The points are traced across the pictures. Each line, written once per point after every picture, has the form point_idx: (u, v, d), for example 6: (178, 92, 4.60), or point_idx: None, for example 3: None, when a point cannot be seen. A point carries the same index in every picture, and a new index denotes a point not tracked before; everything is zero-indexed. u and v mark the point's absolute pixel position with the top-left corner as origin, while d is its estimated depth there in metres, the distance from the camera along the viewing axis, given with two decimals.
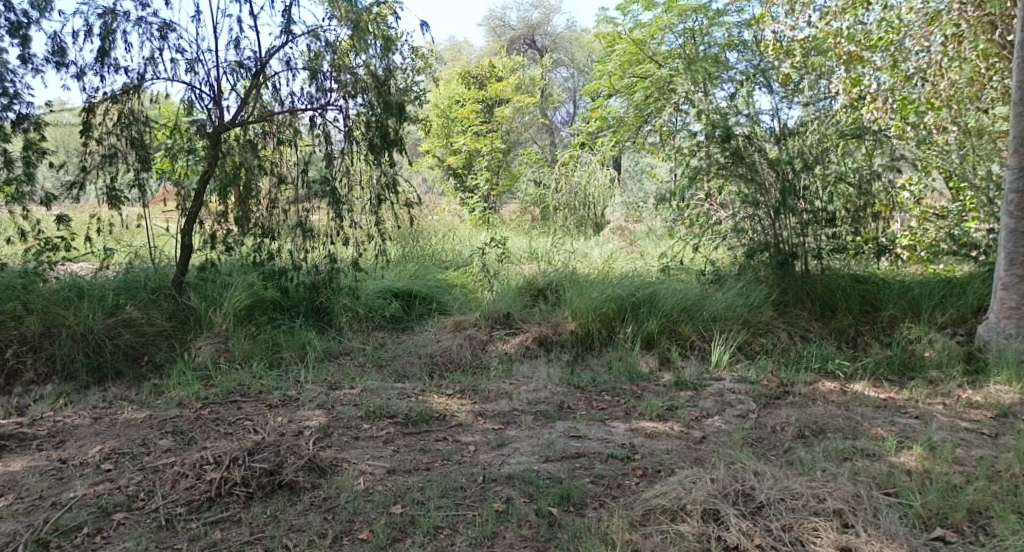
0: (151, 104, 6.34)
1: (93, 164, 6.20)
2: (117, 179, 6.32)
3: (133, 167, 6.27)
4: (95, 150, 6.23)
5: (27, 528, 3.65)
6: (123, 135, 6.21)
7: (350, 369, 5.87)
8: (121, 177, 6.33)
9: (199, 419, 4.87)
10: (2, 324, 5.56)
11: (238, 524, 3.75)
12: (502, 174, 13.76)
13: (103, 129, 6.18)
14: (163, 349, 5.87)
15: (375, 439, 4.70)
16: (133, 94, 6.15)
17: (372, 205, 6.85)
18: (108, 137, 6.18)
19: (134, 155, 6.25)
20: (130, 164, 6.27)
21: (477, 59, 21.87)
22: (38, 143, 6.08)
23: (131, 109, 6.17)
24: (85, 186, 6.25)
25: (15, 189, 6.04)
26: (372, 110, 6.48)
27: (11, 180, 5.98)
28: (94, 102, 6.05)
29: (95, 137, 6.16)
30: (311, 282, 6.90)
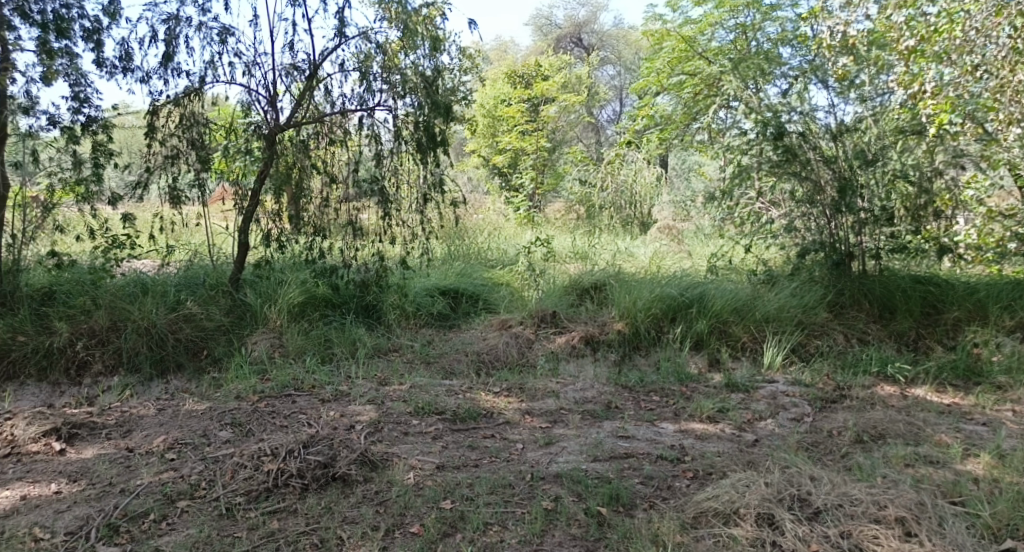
0: (210, 105, 6.56)
1: (157, 164, 6.46)
2: (178, 179, 6.57)
3: (194, 167, 6.49)
4: (159, 152, 6.46)
5: (98, 513, 3.78)
6: (184, 137, 6.43)
7: (398, 366, 6.01)
8: (183, 177, 6.58)
9: (255, 412, 5.00)
10: (74, 319, 5.87)
11: (294, 515, 3.86)
12: (548, 173, 13.72)
13: (166, 130, 6.42)
14: (221, 343, 6.05)
15: (424, 435, 4.78)
16: (194, 97, 6.36)
17: (419, 204, 6.96)
18: (170, 138, 6.41)
19: (194, 156, 6.47)
20: (191, 164, 6.49)
21: (521, 58, 22.02)
22: (104, 145, 6.34)
23: (193, 112, 6.40)
24: (148, 186, 6.49)
25: (84, 189, 6.34)
26: (419, 110, 6.57)
27: (81, 180, 6.27)
28: (158, 105, 6.29)
29: (158, 138, 6.41)
30: (360, 280, 7.08)
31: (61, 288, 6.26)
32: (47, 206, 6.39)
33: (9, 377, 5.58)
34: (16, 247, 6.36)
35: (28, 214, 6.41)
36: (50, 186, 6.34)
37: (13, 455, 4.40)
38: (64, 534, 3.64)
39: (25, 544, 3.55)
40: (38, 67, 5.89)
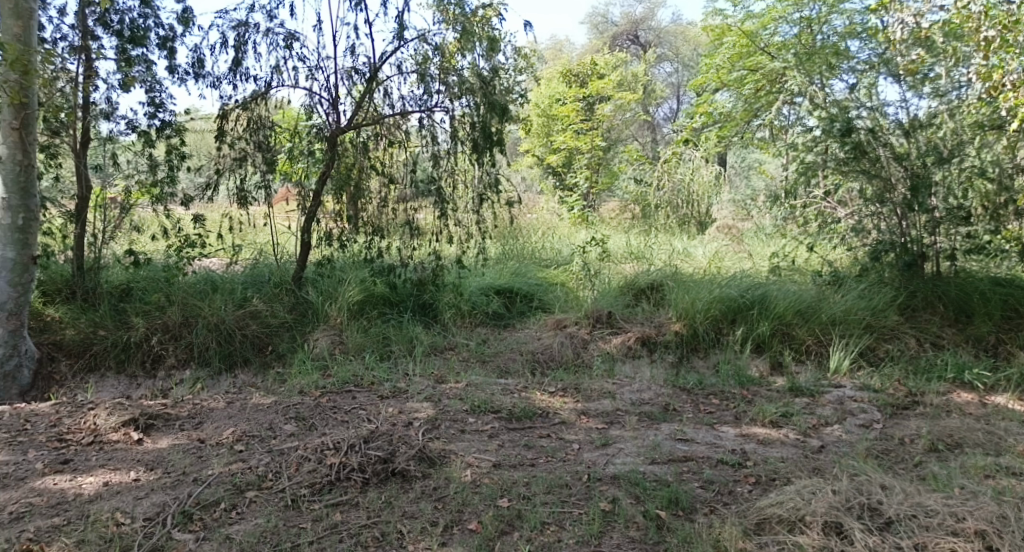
0: (274, 109, 6.76)
1: (226, 166, 6.71)
2: (245, 182, 6.80)
3: (259, 169, 6.74)
4: (227, 154, 6.72)
5: (173, 500, 3.90)
6: (251, 140, 6.68)
7: (454, 364, 6.09)
8: (250, 179, 6.82)
9: (318, 406, 5.11)
10: (150, 314, 6.22)
11: (356, 508, 3.94)
12: (603, 171, 13.25)
13: (234, 133, 6.67)
14: (285, 339, 6.27)
15: (481, 433, 4.82)
16: (260, 101, 6.59)
17: (474, 203, 7.04)
18: (239, 141, 6.66)
19: (261, 158, 6.74)
20: (258, 166, 6.75)
21: (577, 56, 21.99)
22: (177, 148, 6.85)
23: (258, 116, 6.64)
24: (217, 187, 6.79)
25: (158, 191, 6.78)
26: (476, 111, 6.66)
27: (156, 182, 6.73)
28: (227, 109, 6.56)
29: (228, 141, 6.66)
30: (417, 278, 7.19)
31: (137, 286, 6.69)
32: (125, 205, 6.85)
33: (90, 369, 5.95)
34: (97, 247, 6.85)
35: (108, 214, 6.91)
36: (127, 187, 6.82)
37: (96, 443, 4.53)
38: (143, 520, 3.75)
39: (108, 528, 3.66)
40: (117, 74, 6.30)
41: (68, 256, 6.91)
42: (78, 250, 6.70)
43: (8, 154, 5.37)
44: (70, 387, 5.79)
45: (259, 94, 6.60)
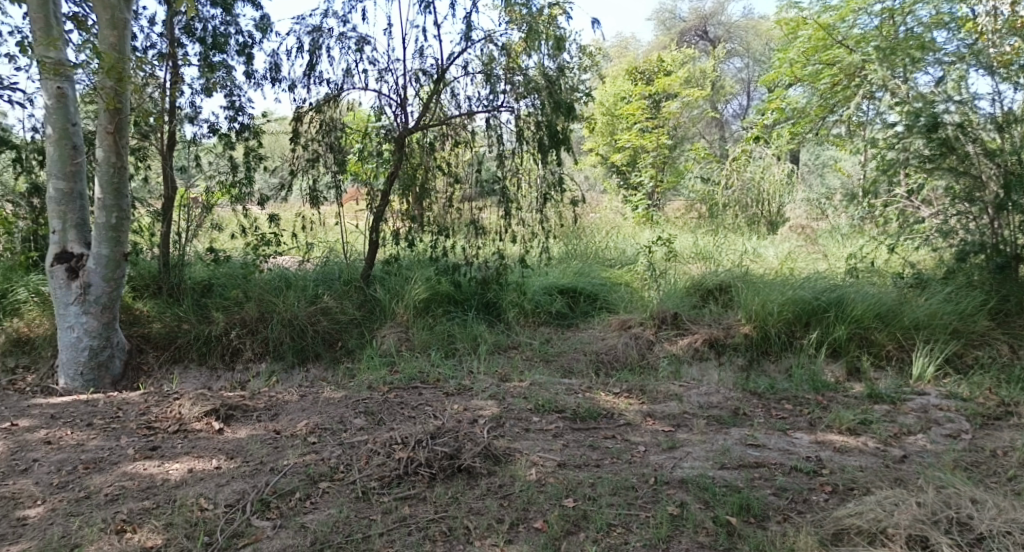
0: (344, 111, 6.92)
1: (300, 168, 7.00)
2: (317, 182, 7.07)
3: (331, 170, 7.00)
4: (301, 155, 7.00)
5: (252, 488, 4.01)
6: (323, 141, 6.93)
7: (518, 363, 6.10)
8: (321, 179, 7.08)
9: (386, 402, 5.19)
10: (230, 310, 6.51)
11: (424, 502, 3.98)
12: (668, 170, 12.87)
13: (308, 135, 6.94)
14: (354, 335, 6.50)
15: (545, 432, 4.80)
16: (331, 103, 6.78)
17: (538, 202, 7.04)
18: (312, 143, 6.94)
19: (332, 159, 6.97)
20: (330, 167, 7.00)
21: (643, 53, 21.72)
22: (255, 150, 7.18)
23: (331, 118, 6.86)
24: (291, 188, 7.10)
25: (237, 191, 7.16)
26: (541, 110, 6.67)
27: (234, 183, 7.10)
28: (302, 112, 6.81)
29: (301, 143, 6.95)
30: (481, 277, 7.23)
31: (218, 282, 6.98)
32: (207, 205, 7.21)
33: (174, 361, 6.28)
34: (181, 244, 7.16)
35: (191, 214, 7.21)
36: (209, 188, 7.17)
37: (181, 432, 4.69)
38: (225, 506, 3.86)
39: (193, 513, 3.77)
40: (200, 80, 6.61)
41: (155, 253, 7.32)
42: (165, 247, 6.96)
43: (104, 157, 5.58)
44: (157, 378, 6.11)
45: (331, 97, 6.79)
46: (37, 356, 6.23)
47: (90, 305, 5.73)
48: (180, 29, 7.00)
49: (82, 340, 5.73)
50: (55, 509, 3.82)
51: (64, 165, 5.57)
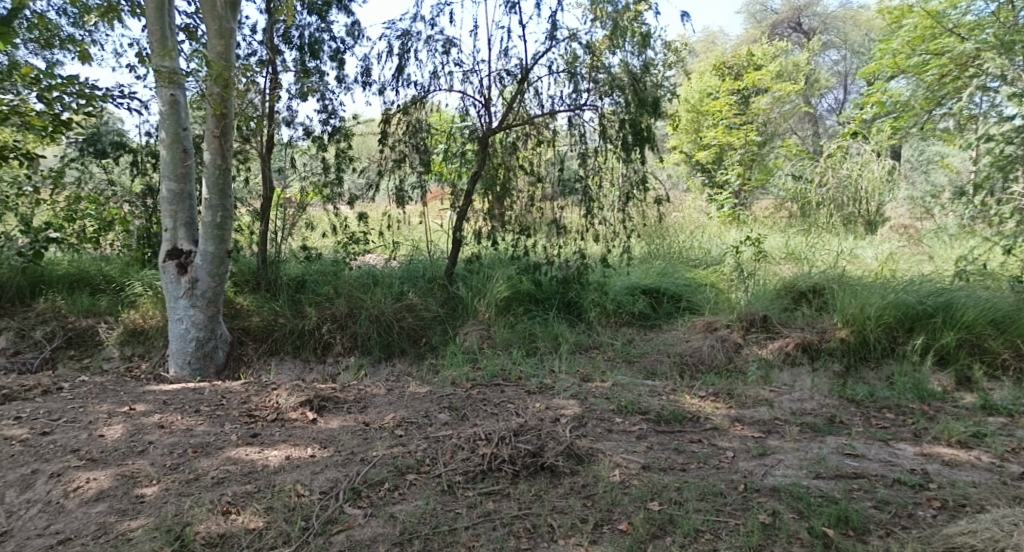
0: (428, 112, 6.99)
1: (387, 168, 7.16)
2: (404, 182, 7.18)
3: (417, 170, 7.15)
4: (389, 156, 7.14)
5: (344, 477, 4.09)
6: (409, 142, 7.04)
7: (600, 363, 6.04)
8: (407, 179, 7.19)
9: (469, 398, 5.21)
10: (321, 306, 6.71)
11: (507, 498, 3.97)
12: (756, 168, 12.25)
13: (395, 136, 7.06)
14: (438, 332, 6.61)
15: (629, 434, 4.72)
16: (419, 105, 6.93)
17: (621, 201, 7.11)
18: (399, 144, 7.05)
19: (418, 160, 7.11)
20: (416, 167, 7.11)
21: (732, 47, 21.14)
22: (345, 152, 7.34)
23: (417, 119, 6.98)
24: (378, 188, 7.28)
25: (327, 192, 7.36)
26: (625, 108, 6.73)
27: (325, 184, 7.32)
28: (390, 113, 6.98)
29: (389, 143, 7.08)
30: (562, 276, 7.23)
31: (311, 279, 7.21)
32: (301, 205, 7.46)
33: (271, 352, 6.51)
34: (277, 242, 7.45)
35: (286, 213, 7.51)
36: (303, 188, 7.40)
37: (278, 420, 4.84)
38: (319, 493, 3.95)
39: (290, 498, 3.88)
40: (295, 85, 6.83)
41: (253, 251, 7.63)
42: (262, 245, 7.28)
43: (211, 159, 5.86)
44: (256, 369, 6.36)
45: (418, 98, 6.95)
46: (150, 346, 6.55)
47: (197, 299, 5.99)
48: (279, 38, 7.26)
49: (190, 332, 6.00)
50: (168, 488, 3.97)
51: (176, 167, 5.84)
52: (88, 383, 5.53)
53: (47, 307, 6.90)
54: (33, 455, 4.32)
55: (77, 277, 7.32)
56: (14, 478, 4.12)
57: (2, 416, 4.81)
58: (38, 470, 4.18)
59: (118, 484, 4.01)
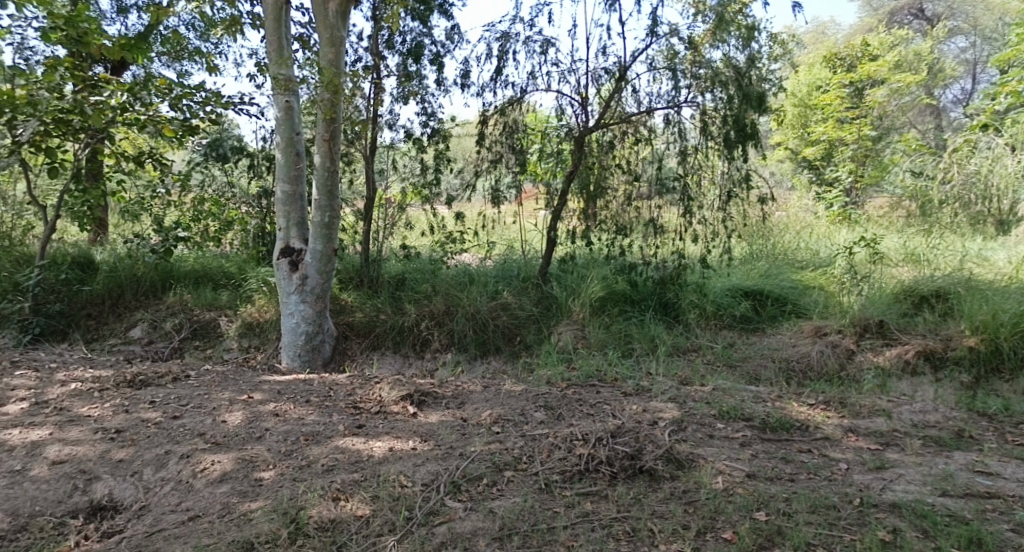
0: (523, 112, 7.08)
1: (484, 168, 7.26)
2: (500, 181, 7.25)
3: (512, 170, 7.17)
4: (485, 156, 7.24)
5: (444, 470, 4.09)
6: (505, 144, 7.11)
7: (699, 367, 5.85)
8: (503, 179, 7.25)
9: (565, 398, 5.14)
10: (420, 303, 6.81)
11: (605, 500, 3.87)
12: (870, 165, 11.63)
13: (492, 137, 7.14)
14: (532, 331, 6.61)
15: (731, 440, 4.52)
16: (515, 104, 7.01)
17: (720, 200, 7.08)
18: (495, 144, 7.14)
19: (513, 160, 7.15)
20: (511, 167, 7.15)
21: (845, 37, 20.09)
22: (444, 153, 7.40)
23: (513, 119, 7.06)
24: (475, 188, 7.35)
25: (425, 193, 7.47)
26: (728, 103, 6.68)
27: (424, 184, 7.42)
28: (488, 114, 7.06)
29: (486, 144, 7.17)
30: (658, 277, 7.12)
31: (411, 276, 7.32)
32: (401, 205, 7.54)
33: (374, 347, 6.63)
34: (379, 241, 7.60)
35: (387, 213, 7.67)
36: (403, 189, 7.54)
37: (381, 413, 4.91)
38: (421, 485, 3.97)
39: (394, 488, 3.92)
40: (398, 89, 6.98)
41: (356, 250, 7.76)
42: (365, 244, 7.46)
43: (320, 161, 6.03)
44: (360, 363, 6.51)
45: (514, 99, 7.02)
46: (266, 338, 6.84)
47: (307, 295, 6.17)
48: (384, 45, 7.43)
49: (300, 326, 6.19)
50: (284, 473, 4.09)
51: (289, 171, 6.02)
52: (212, 372, 5.76)
53: (175, 301, 7.27)
54: (165, 437, 4.52)
55: (201, 273, 7.70)
56: (149, 457, 4.31)
57: (139, 399, 5.07)
58: (170, 450, 4.36)
59: (239, 467, 4.15)
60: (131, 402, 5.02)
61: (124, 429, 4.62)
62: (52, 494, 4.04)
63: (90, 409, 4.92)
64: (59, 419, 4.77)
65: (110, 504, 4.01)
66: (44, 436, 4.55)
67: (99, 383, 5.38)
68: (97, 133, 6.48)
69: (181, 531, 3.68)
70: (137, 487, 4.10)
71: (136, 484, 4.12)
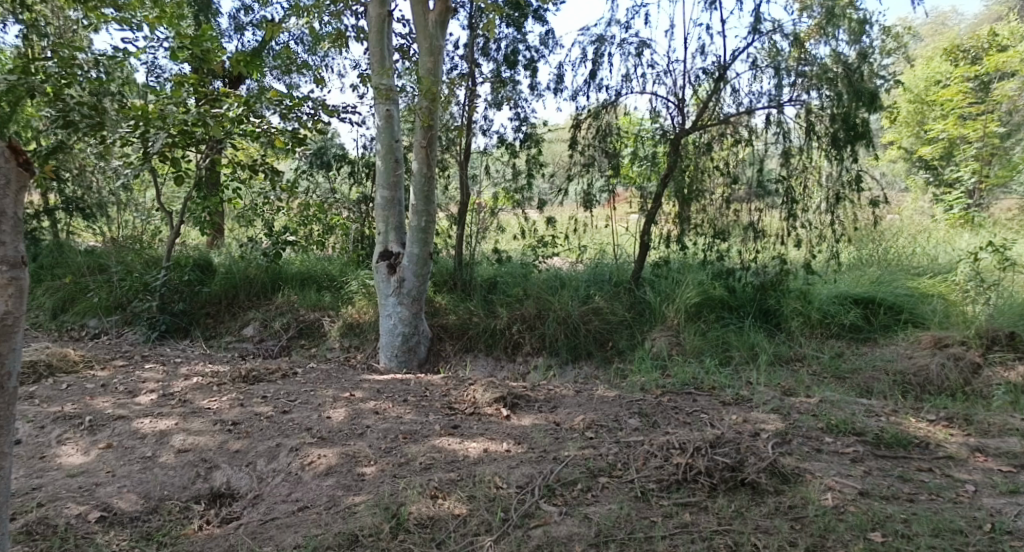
0: (616, 115, 6.93)
1: (577, 172, 7.14)
2: (593, 185, 7.13)
3: (606, 174, 7.05)
4: (577, 160, 7.14)
5: (539, 474, 4.01)
6: (598, 147, 7.00)
7: (805, 377, 5.55)
8: (595, 183, 7.13)
9: (660, 405, 4.96)
10: (512, 306, 6.77)
11: (705, 512, 3.70)
12: (997, 164, 10.60)
13: (585, 141, 7.05)
14: (625, 336, 6.47)
15: (842, 455, 4.24)
16: (609, 108, 6.87)
17: (828, 203, 6.78)
18: (588, 148, 7.03)
19: (607, 163, 7.01)
20: (604, 171, 7.05)
21: (966, 28, 18.81)
22: (535, 157, 7.32)
23: (607, 123, 6.93)
24: (568, 191, 7.22)
25: (516, 198, 7.43)
26: (837, 101, 6.37)
27: (515, 190, 7.38)
28: (581, 118, 6.99)
29: (579, 149, 7.08)
30: (759, 282, 6.82)
31: (503, 280, 7.28)
32: (492, 209, 7.51)
33: (467, 349, 6.64)
34: (471, 245, 7.62)
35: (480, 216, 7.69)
36: (493, 194, 7.51)
37: (475, 415, 4.88)
38: (516, 487, 3.90)
39: (490, 488, 3.87)
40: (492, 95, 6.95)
41: (450, 254, 7.82)
42: (458, 248, 7.46)
43: (418, 167, 6.10)
44: (453, 364, 6.53)
45: (608, 102, 6.88)
46: (364, 338, 6.99)
47: (404, 297, 6.22)
48: (479, 51, 7.43)
49: (397, 327, 6.25)
50: (384, 469, 4.11)
51: (389, 176, 6.10)
52: (317, 370, 5.90)
53: (283, 302, 7.52)
54: (276, 430, 4.63)
55: (307, 275, 7.89)
56: (263, 449, 4.42)
57: (252, 394, 5.22)
58: (281, 443, 4.46)
59: (343, 462, 4.20)
60: (245, 397, 5.17)
61: (240, 421, 4.77)
62: (178, 479, 4.19)
63: (210, 402, 5.09)
64: (183, 410, 4.95)
65: (229, 492, 4.13)
66: (170, 425, 4.73)
67: (217, 378, 5.58)
68: (217, 143, 6.92)
69: (292, 520, 3.74)
70: (251, 476, 4.22)
71: (252, 473, 4.24)
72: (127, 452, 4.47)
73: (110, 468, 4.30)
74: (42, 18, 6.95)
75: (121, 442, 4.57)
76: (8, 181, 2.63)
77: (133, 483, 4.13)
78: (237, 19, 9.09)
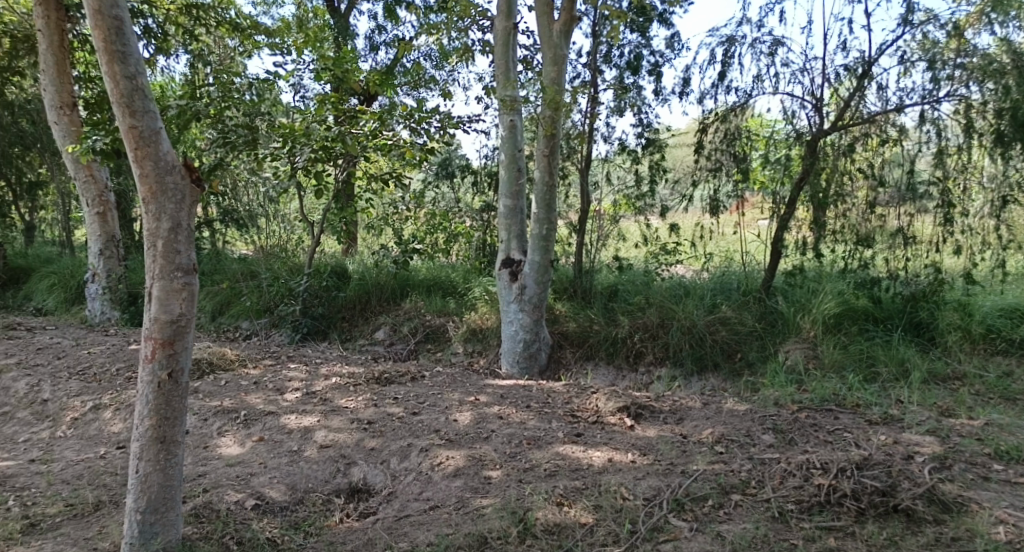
0: (744, 117, 6.61)
1: (703, 177, 6.90)
2: (719, 191, 6.88)
3: (732, 179, 6.77)
4: (704, 165, 6.88)
5: (667, 487, 3.79)
6: (727, 152, 6.73)
7: (966, 397, 5.01)
8: (723, 188, 6.88)
9: (797, 421, 4.62)
10: (635, 313, 6.55)
11: (852, 538, 3.37)
12: None
13: (712, 145, 6.81)
14: (755, 348, 6.11)
15: (1015, 485, 3.76)
16: (739, 111, 6.59)
17: (992, 206, 6.18)
18: (715, 152, 6.78)
19: (735, 168, 6.71)
20: (731, 176, 6.77)
21: None
22: (660, 164, 7.16)
23: (736, 126, 6.65)
24: (692, 199, 6.99)
25: (637, 205, 7.27)
26: (1004, 94, 5.81)
27: (636, 196, 7.24)
28: (708, 122, 6.74)
29: (705, 153, 6.85)
30: (908, 293, 6.29)
31: (623, 287, 7.06)
32: (613, 217, 7.36)
33: (588, 357, 6.50)
34: (592, 252, 7.44)
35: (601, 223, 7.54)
36: (614, 200, 7.36)
37: (598, 423, 4.72)
38: (644, 499, 3.70)
39: (616, 499, 3.70)
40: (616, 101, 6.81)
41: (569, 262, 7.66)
42: (579, 255, 7.33)
43: (541, 176, 6.02)
44: (574, 373, 6.40)
45: (739, 105, 6.59)
46: (487, 344, 6.97)
47: (525, 303, 6.15)
48: (601, 59, 7.28)
49: (518, 333, 6.20)
50: (510, 474, 4.03)
51: (511, 186, 6.07)
52: (444, 374, 5.92)
53: (412, 307, 7.65)
54: (407, 430, 4.66)
55: (434, 281, 8.00)
56: (396, 448, 4.46)
57: (385, 395, 5.30)
58: (412, 443, 4.48)
59: (470, 464, 4.15)
60: (378, 397, 5.26)
61: (375, 420, 4.83)
62: (321, 473, 4.31)
63: (347, 401, 5.21)
64: (323, 408, 5.09)
65: (365, 488, 4.22)
66: (312, 422, 4.86)
67: (353, 378, 5.69)
68: (352, 156, 7.15)
69: (424, 519, 3.73)
70: (386, 473, 4.26)
71: (385, 471, 4.28)
72: (277, 445, 4.63)
73: (262, 459, 4.46)
74: (205, 47, 7.54)
75: (272, 436, 4.75)
76: (183, 198, 2.98)
77: (282, 475, 4.27)
78: (373, 39, 9.43)
